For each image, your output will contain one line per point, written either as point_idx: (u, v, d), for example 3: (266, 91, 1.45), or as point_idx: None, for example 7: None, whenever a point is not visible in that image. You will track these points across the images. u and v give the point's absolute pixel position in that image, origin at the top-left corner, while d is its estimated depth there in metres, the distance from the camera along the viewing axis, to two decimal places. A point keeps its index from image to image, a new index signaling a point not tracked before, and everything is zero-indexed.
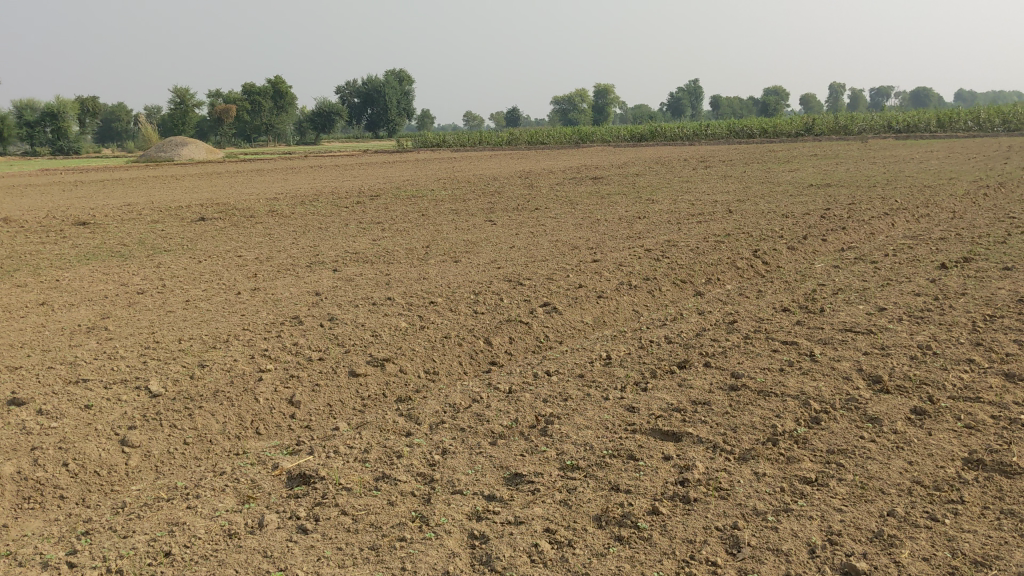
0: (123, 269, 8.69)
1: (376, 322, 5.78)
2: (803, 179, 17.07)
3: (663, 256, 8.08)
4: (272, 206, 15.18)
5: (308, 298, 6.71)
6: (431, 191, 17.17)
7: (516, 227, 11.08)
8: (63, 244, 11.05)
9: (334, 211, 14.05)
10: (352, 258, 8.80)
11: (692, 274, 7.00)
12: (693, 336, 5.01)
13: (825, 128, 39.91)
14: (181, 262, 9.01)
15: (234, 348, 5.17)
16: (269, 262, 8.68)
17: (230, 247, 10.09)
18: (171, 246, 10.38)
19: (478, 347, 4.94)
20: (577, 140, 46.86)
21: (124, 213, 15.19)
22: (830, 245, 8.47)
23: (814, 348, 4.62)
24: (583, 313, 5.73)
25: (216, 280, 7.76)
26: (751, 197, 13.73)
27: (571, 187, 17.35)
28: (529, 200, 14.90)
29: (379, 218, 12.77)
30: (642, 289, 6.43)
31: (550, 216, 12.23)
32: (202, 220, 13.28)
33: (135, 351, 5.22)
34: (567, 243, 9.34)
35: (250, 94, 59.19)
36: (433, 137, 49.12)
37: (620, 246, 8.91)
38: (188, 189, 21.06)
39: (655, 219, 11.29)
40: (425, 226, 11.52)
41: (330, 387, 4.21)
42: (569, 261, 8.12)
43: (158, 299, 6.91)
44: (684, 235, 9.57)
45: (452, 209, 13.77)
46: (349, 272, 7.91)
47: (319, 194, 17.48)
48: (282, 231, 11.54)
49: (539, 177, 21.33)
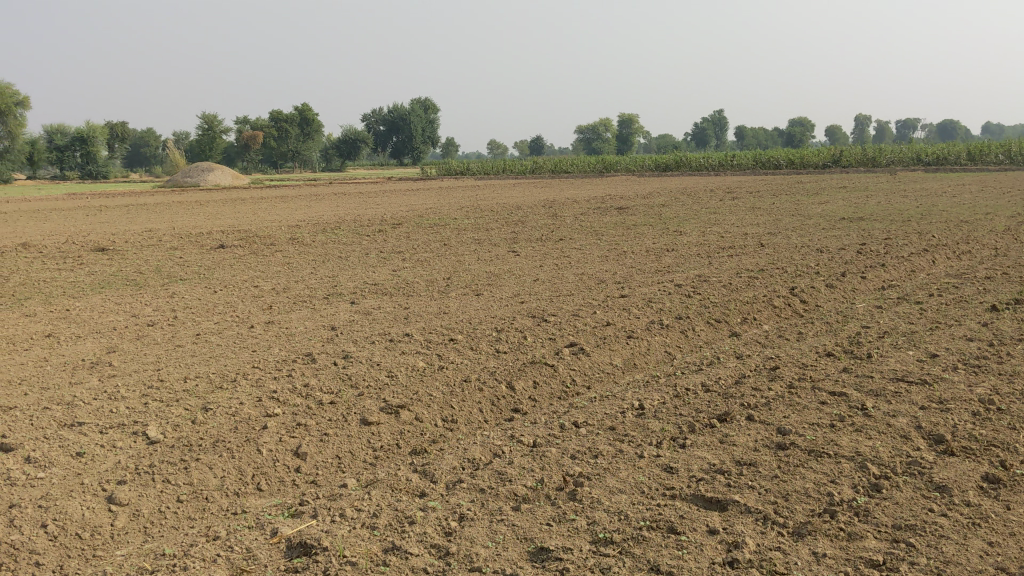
0: (136, 298, 8.45)
1: (392, 361, 5.46)
2: (835, 211, 16.70)
3: (695, 292, 7.74)
4: (294, 234, 14.96)
5: (323, 333, 6.41)
6: (454, 220, 16.92)
7: (541, 258, 10.77)
8: (79, 271, 10.84)
9: (355, 240, 13.82)
10: (371, 290, 8.51)
11: (727, 313, 6.65)
12: (731, 384, 4.65)
13: (853, 159, 39.49)
14: (197, 292, 8.75)
15: (241, 389, 4.86)
16: (286, 294, 8.40)
17: (248, 276, 9.84)
18: (188, 275, 10.14)
19: (501, 391, 4.61)
20: (602, 168, 46.65)
21: (145, 239, 15.02)
22: (869, 283, 8.10)
23: (865, 401, 4.25)
24: (614, 354, 5.38)
25: (229, 312, 7.49)
26: (782, 231, 13.37)
27: (596, 218, 17.04)
28: (553, 230, 14.61)
29: (401, 247, 12.50)
30: (674, 328, 6.08)
31: (575, 248, 11.91)
32: (222, 248, 13.06)
33: (138, 390, 4.92)
34: (594, 277, 9.01)
35: (276, 120, 59.47)
36: (456, 164, 49.09)
37: (649, 281, 8.57)
38: (211, 215, 20.96)
39: (685, 252, 10.96)
40: (447, 256, 11.23)
41: (340, 437, 3.89)
42: (596, 296, 7.78)
43: (168, 332, 6.64)
44: (715, 270, 9.23)
45: (475, 238, 13.50)
46: (367, 305, 7.60)
47: (341, 222, 17.28)
48: (302, 260, 11.28)
49: (564, 206, 21.05)
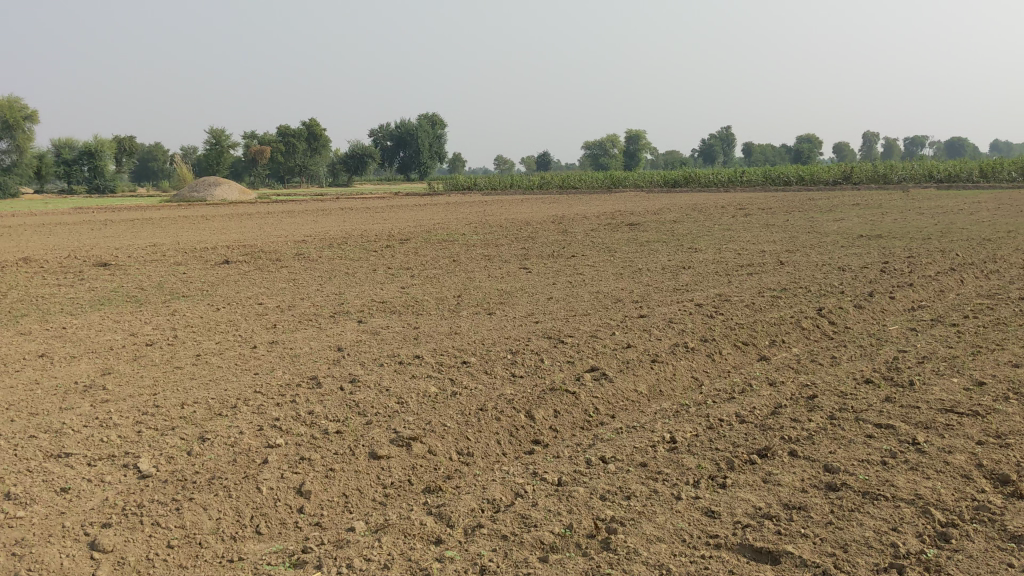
0: (136, 316, 8.15)
1: (402, 385, 5.14)
2: (852, 230, 16.40)
3: (717, 313, 7.43)
4: (300, 249, 14.67)
5: (330, 355, 6.10)
6: (463, 236, 16.64)
7: (553, 275, 10.47)
8: (79, 287, 10.56)
9: (362, 255, 13.53)
10: (380, 308, 8.21)
11: (754, 335, 6.33)
12: (767, 415, 4.32)
13: (863, 176, 39.18)
14: (199, 310, 8.45)
15: (241, 417, 4.54)
16: (291, 312, 8.10)
17: (252, 293, 9.54)
18: (190, 291, 9.85)
19: (520, 420, 4.29)
20: (609, 184, 46.43)
21: (149, 254, 14.74)
22: (898, 304, 7.79)
23: (915, 435, 3.92)
24: (639, 378, 5.05)
25: (232, 331, 7.18)
26: (799, 248, 13.06)
27: (608, 234, 16.73)
28: (565, 247, 14.30)
29: (409, 264, 12.20)
30: (700, 351, 5.76)
31: (588, 264, 11.62)
32: (227, 264, 12.77)
33: (132, 418, 4.60)
34: (610, 295, 8.69)
35: (284, 135, 59.36)
36: (463, 180, 48.88)
37: (668, 299, 8.26)
38: (217, 230, 20.72)
39: (701, 269, 10.66)
40: (456, 273, 10.93)
41: (347, 473, 3.57)
42: (613, 315, 7.48)
43: (167, 353, 6.32)
44: (736, 289, 8.92)
45: (485, 255, 13.20)
46: (376, 324, 7.30)
47: (347, 237, 16.99)
48: (308, 276, 11.00)
49: (574, 222, 20.76)
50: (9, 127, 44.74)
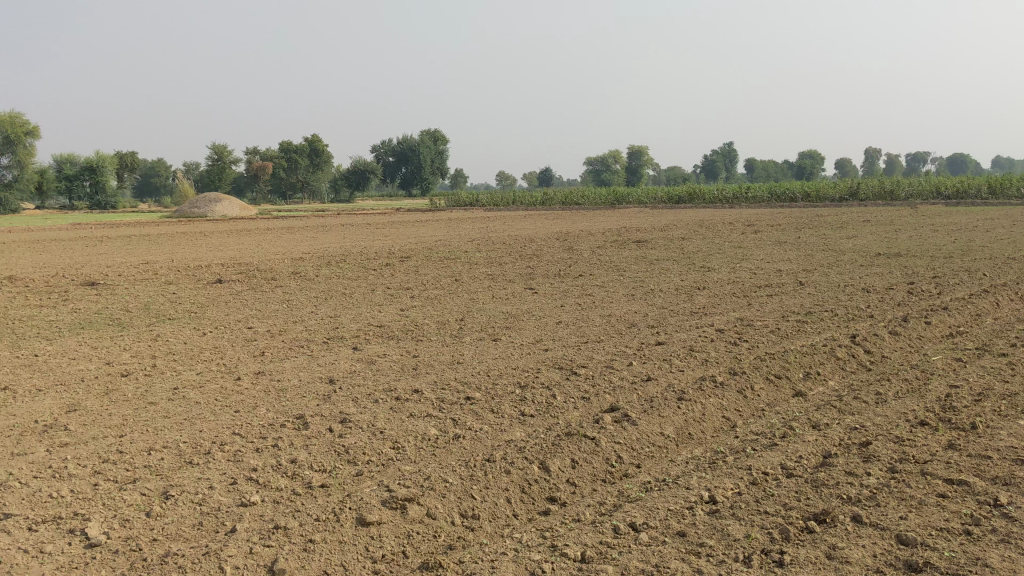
0: (116, 341, 7.57)
1: (399, 426, 4.59)
2: (868, 248, 15.89)
3: (742, 341, 6.89)
4: (297, 267, 14.11)
5: (320, 388, 5.54)
6: (466, 253, 16.10)
7: (561, 296, 9.93)
8: (61, 308, 10.00)
9: (361, 274, 12.99)
10: (377, 333, 7.66)
11: (786, 366, 5.78)
12: (817, 468, 3.76)
13: (870, 192, 38.69)
14: (183, 335, 7.88)
15: (214, 466, 3.98)
16: (282, 338, 7.54)
17: (242, 315, 8.99)
18: (177, 313, 9.28)
19: (533, 473, 3.72)
20: (613, 200, 46.01)
21: (140, 273, 14.18)
22: (935, 329, 7.24)
23: (996, 494, 3.36)
24: (665, 420, 4.50)
25: (217, 359, 6.63)
26: (817, 268, 12.53)
27: (616, 251, 16.18)
28: (572, 265, 13.77)
29: (409, 283, 11.67)
30: (729, 386, 5.21)
31: (597, 284, 11.10)
32: (219, 283, 12.21)
33: (89, 467, 4.04)
34: (624, 319, 8.14)
35: (286, 151, 59.03)
36: (465, 197, 48.44)
37: (687, 324, 7.72)
38: (214, 247, 20.19)
39: (717, 290, 10.14)
40: (459, 294, 10.37)
41: (331, 545, 3.01)
42: (629, 342, 6.93)
43: (140, 386, 5.75)
44: (757, 312, 8.38)
45: (489, 273, 12.68)
46: (372, 352, 6.75)
47: (347, 254, 16.45)
48: (303, 297, 10.45)
49: (579, 239, 20.24)
50: (10, 142, 44.38)
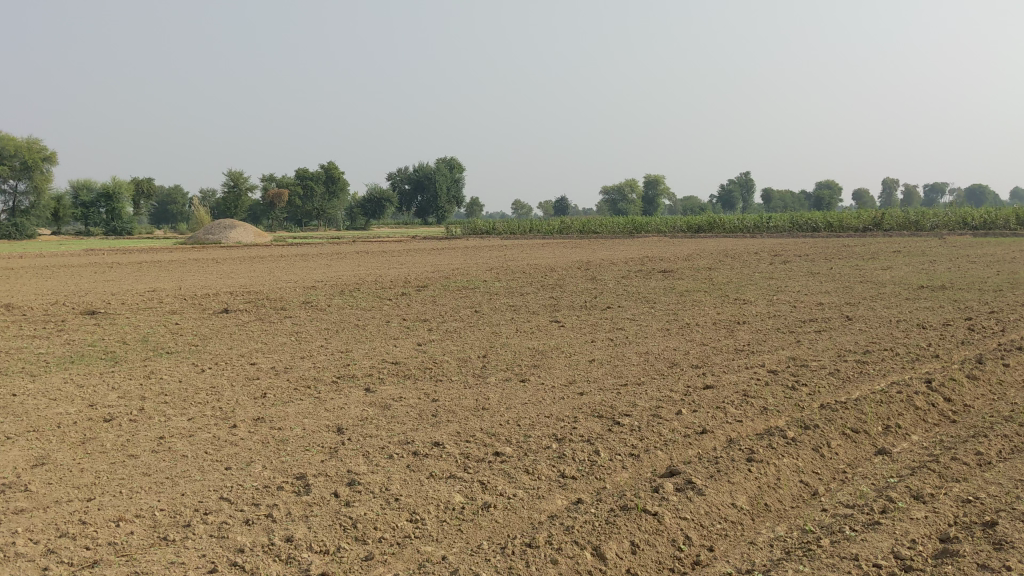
0: (104, 379, 6.88)
1: (418, 491, 3.86)
2: (909, 279, 15.14)
3: (801, 387, 6.15)
4: (308, 296, 13.46)
5: (327, 439, 4.83)
6: (484, 283, 15.44)
7: (590, 330, 9.22)
8: (55, 340, 9.34)
9: (375, 304, 12.32)
10: (392, 371, 6.96)
11: (860, 416, 5.04)
12: (940, 560, 3.01)
13: (895, 223, 37.92)
14: (179, 372, 7.18)
15: (192, 546, 3.26)
16: (287, 375, 6.84)
17: (247, 349, 8.29)
18: (177, 347, 8.60)
19: (585, 564, 3.00)
20: (631, 229, 45.42)
21: (145, 302, 13.56)
22: (1015, 373, 6.49)
23: None
24: (736, 489, 3.77)
25: (213, 402, 5.92)
26: (860, 301, 11.78)
27: (642, 282, 15.47)
28: (597, 296, 13.10)
29: (427, 314, 11.00)
30: (804, 443, 4.46)
31: (627, 318, 10.40)
32: (225, 313, 11.55)
33: (41, 544, 3.32)
34: (663, 358, 7.41)
35: (302, 178, 58.79)
36: (481, 225, 47.88)
37: (735, 365, 6.98)
38: (224, 275, 19.59)
39: (759, 326, 9.42)
40: (480, 327, 9.67)
41: None
42: (673, 385, 6.20)
43: (121, 435, 5.05)
44: (809, 351, 7.64)
45: (511, 304, 11.98)
46: (387, 394, 6.04)
47: (361, 283, 15.82)
48: (312, 329, 9.77)
49: (601, 268, 19.57)
50: (27, 168, 44.13)
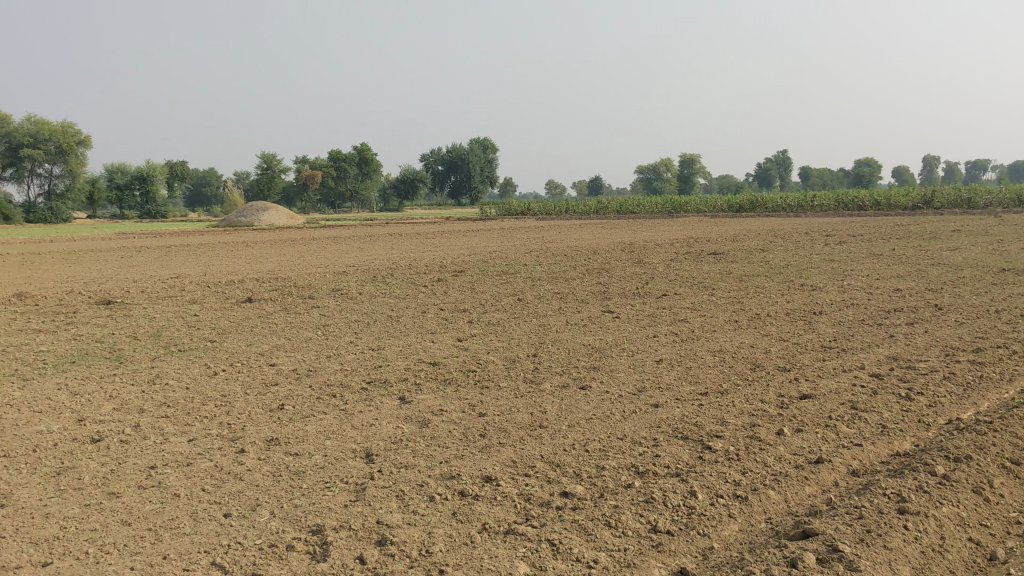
0: (102, 385, 6.03)
1: (467, 557, 2.93)
2: (984, 262, 14.03)
3: (917, 398, 5.16)
4: (339, 284, 12.55)
5: (354, 471, 3.91)
6: (525, 267, 14.47)
7: (649, 323, 8.28)
8: (62, 335, 8.53)
9: (408, 292, 11.44)
10: (432, 375, 6.05)
11: (1016, 443, 4.04)
12: None
13: (945, 201, 36.45)
14: (189, 375, 6.31)
15: None
16: (310, 380, 5.94)
17: (268, 347, 7.42)
18: (191, 344, 7.73)
19: None
20: (669, 209, 44.27)
21: (167, 289, 12.78)
22: None
23: None
24: (898, 561, 2.80)
25: (223, 417, 5.04)
26: (941, 287, 10.72)
27: (695, 266, 14.41)
28: (648, 281, 12.15)
29: (466, 303, 10.10)
30: (960, 484, 3.48)
31: (686, 307, 9.45)
32: (248, 303, 10.71)
33: None
34: (742, 358, 6.43)
35: (336, 160, 58.21)
36: (516, 206, 47.03)
37: (828, 367, 6.00)
38: (252, 259, 18.80)
39: (838, 317, 8.43)
40: (526, 319, 8.73)
41: None
42: (763, 393, 5.24)
43: (104, 464, 4.16)
44: (909, 348, 6.64)
45: (556, 292, 11.06)
46: (425, 406, 5.13)
47: (395, 268, 14.99)
48: (342, 321, 8.90)
49: (648, 250, 18.59)
50: (62, 151, 43.66)
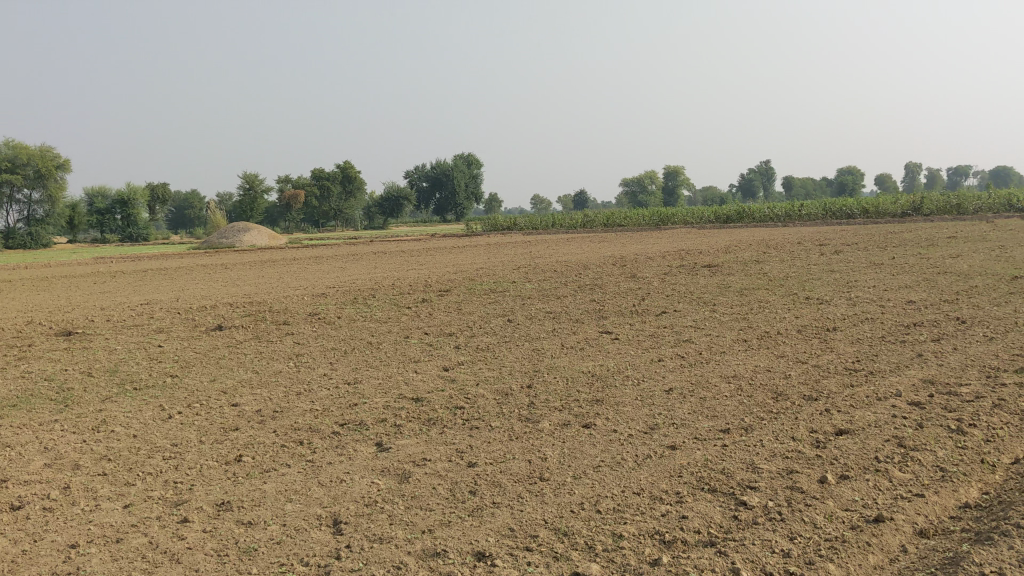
0: (37, 434, 5.29)
1: None
2: (991, 269, 13.44)
3: (971, 431, 4.48)
4: (317, 307, 11.80)
5: (317, 548, 3.21)
6: (514, 284, 13.77)
7: (652, 344, 7.59)
8: (10, 373, 7.76)
9: (390, 315, 10.71)
10: (413, 413, 5.34)
11: None
12: None
13: (935, 207, 35.99)
14: (140, 419, 5.57)
15: None
16: (275, 425, 5.21)
17: (234, 383, 6.68)
18: (149, 381, 6.99)
19: None
20: (657, 221, 43.73)
21: (134, 317, 12.00)
22: None
23: None
24: None
25: (171, 473, 4.32)
26: (955, 297, 10.09)
27: (691, 280, 13.73)
28: (644, 297, 11.49)
29: (452, 326, 9.39)
30: None
31: (688, 325, 8.77)
32: (218, 331, 9.95)
33: None
34: (761, 385, 5.75)
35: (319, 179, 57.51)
36: (502, 221, 46.37)
37: (860, 395, 5.31)
38: (229, 282, 18.03)
39: (855, 334, 7.77)
40: (517, 343, 8.02)
41: None
42: (794, 430, 4.56)
43: (15, 542, 3.44)
44: (945, 368, 5.98)
45: (547, 311, 10.37)
46: (407, 454, 4.42)
47: (378, 288, 14.27)
48: (317, 350, 8.18)
49: (639, 263, 17.97)
50: (40, 176, 42.74)
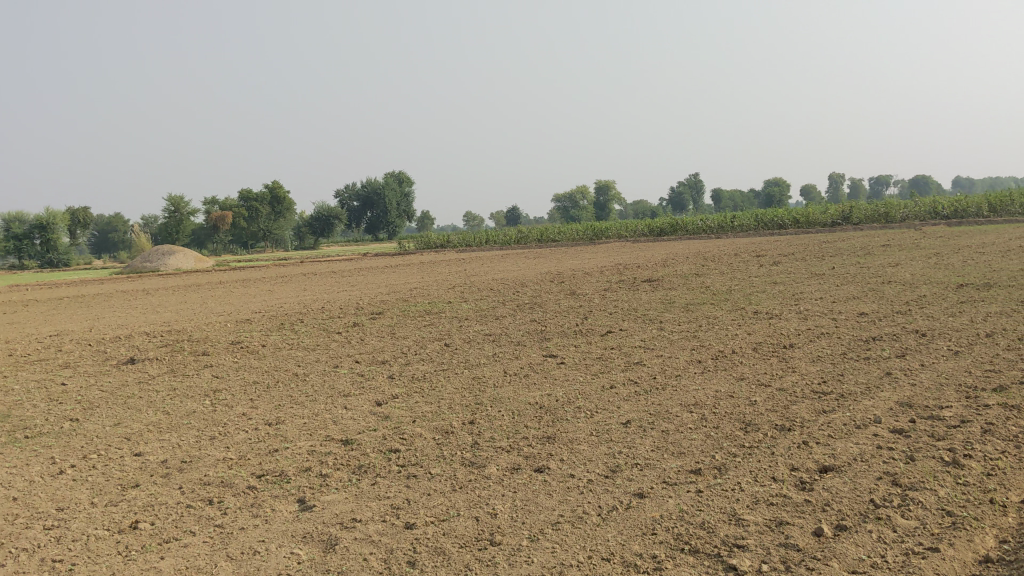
0: None
1: None
2: (932, 277, 13.26)
3: (968, 464, 4.01)
4: (241, 335, 11.03)
5: None
6: (450, 305, 13.17)
7: (601, 369, 7.05)
8: None
9: (318, 341, 10.00)
10: (341, 460, 4.70)
11: None
12: None
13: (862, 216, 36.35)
14: (25, 477, 4.82)
15: None
16: (181, 480, 4.51)
17: (139, 427, 5.95)
18: (44, 427, 6.20)
19: None
20: (591, 236, 43.53)
21: (39, 351, 11.07)
22: None
23: None
24: None
25: (50, 549, 3.61)
26: (905, 308, 9.79)
27: (632, 296, 13.28)
28: (585, 315, 10.99)
29: (384, 353, 8.74)
30: None
31: (635, 346, 8.25)
32: (131, 365, 9.14)
33: None
34: (727, 414, 5.24)
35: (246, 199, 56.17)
36: (434, 239, 45.70)
37: (837, 423, 4.82)
38: (148, 309, 17.04)
39: (813, 350, 7.34)
40: (456, 371, 7.41)
41: None
42: (774, 469, 4.03)
43: None
44: (918, 388, 5.54)
45: (485, 333, 9.80)
46: (332, 514, 3.79)
47: (306, 312, 13.53)
48: (237, 385, 7.45)
49: (577, 279, 17.52)
50: None
